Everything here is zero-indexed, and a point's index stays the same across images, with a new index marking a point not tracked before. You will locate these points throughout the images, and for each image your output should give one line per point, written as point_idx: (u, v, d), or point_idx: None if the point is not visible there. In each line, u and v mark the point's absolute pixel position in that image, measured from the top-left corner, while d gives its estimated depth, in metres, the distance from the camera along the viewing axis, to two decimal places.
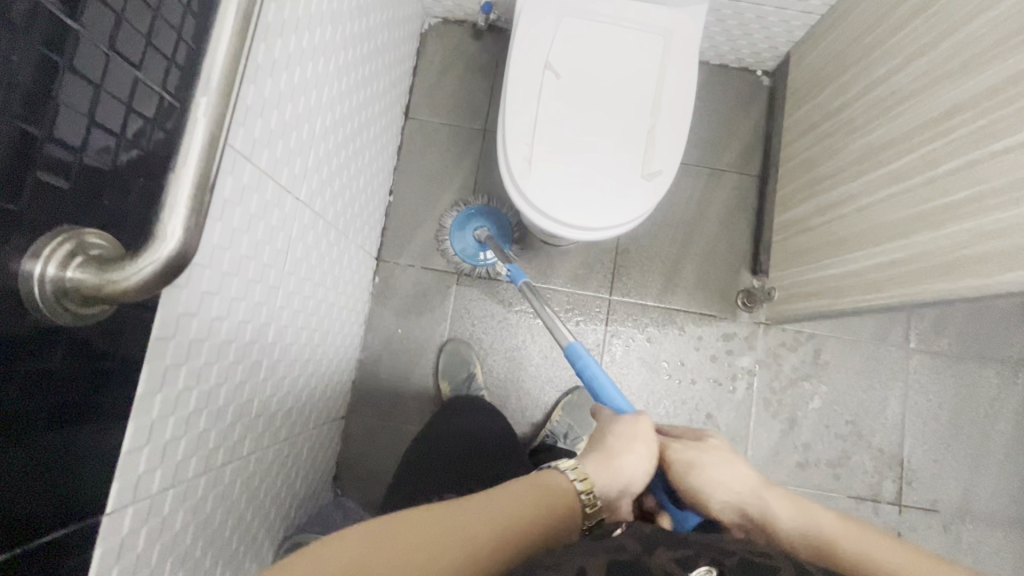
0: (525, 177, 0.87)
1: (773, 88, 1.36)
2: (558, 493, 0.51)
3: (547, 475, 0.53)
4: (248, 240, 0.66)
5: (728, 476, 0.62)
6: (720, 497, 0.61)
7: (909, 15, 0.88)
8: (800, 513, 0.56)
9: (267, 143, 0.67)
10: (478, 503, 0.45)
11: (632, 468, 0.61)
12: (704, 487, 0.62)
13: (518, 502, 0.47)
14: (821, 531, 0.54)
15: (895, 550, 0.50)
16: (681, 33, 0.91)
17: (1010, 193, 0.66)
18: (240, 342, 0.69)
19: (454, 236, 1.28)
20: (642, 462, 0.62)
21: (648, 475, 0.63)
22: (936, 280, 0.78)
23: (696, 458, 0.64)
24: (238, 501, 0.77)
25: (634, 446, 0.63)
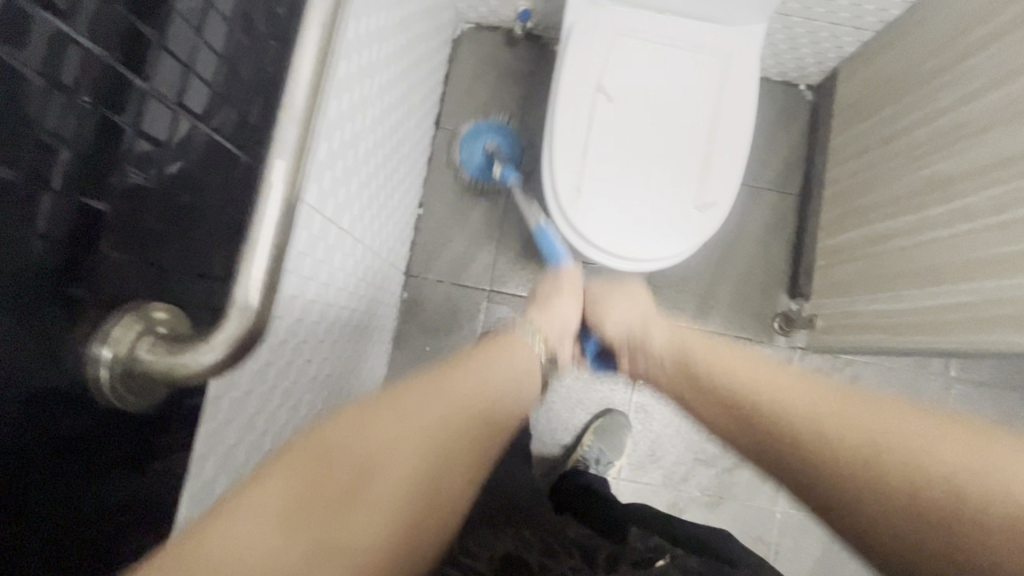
0: (574, 206, 0.83)
1: (817, 104, 1.31)
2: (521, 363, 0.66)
3: (510, 351, 0.66)
4: (294, 281, 0.63)
5: (625, 307, 0.84)
6: (614, 321, 0.82)
7: (983, 42, 0.83)
8: (670, 338, 0.76)
9: (315, 178, 0.64)
10: (458, 374, 0.55)
11: (560, 313, 0.81)
12: (604, 316, 0.84)
13: (504, 380, 0.60)
14: (699, 368, 0.68)
15: (768, 375, 0.62)
16: (739, 55, 0.87)
17: None
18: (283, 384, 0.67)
19: (464, 145, 1.27)
20: (568, 309, 0.82)
21: (571, 326, 0.83)
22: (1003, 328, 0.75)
23: (604, 301, 0.86)
24: None
25: (563, 299, 0.83)
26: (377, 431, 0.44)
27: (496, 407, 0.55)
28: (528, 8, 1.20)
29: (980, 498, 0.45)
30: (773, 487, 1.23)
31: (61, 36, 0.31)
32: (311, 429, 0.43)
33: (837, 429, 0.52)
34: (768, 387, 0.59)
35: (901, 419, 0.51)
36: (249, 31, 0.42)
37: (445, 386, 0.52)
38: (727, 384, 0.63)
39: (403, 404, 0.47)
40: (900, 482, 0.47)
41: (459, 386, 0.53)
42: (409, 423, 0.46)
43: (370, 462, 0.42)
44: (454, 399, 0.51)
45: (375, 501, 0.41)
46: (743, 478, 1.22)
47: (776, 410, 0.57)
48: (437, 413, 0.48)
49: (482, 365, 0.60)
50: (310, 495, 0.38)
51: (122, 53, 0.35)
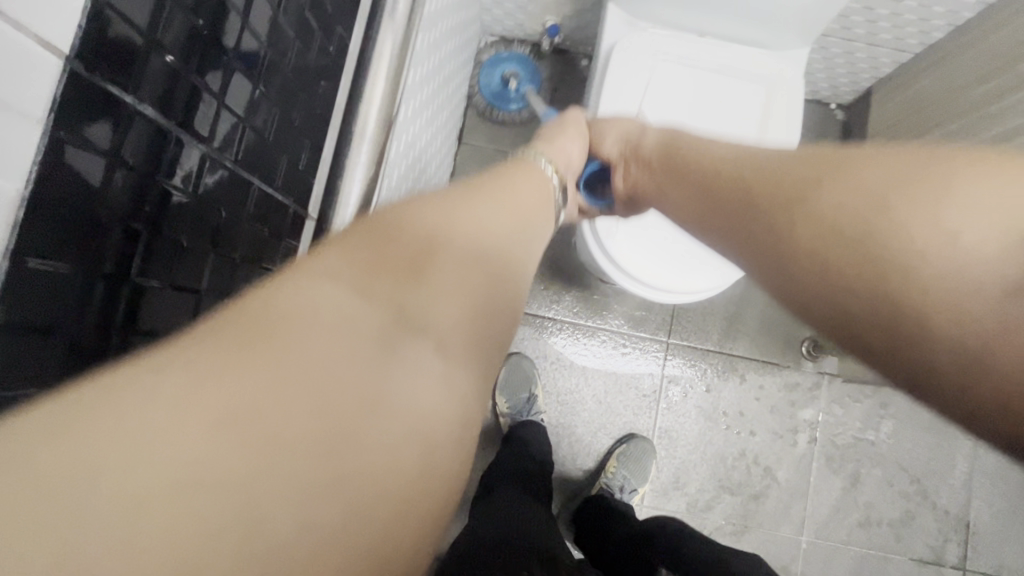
0: (609, 235, 0.84)
1: (849, 124, 1.28)
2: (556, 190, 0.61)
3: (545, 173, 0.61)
4: None
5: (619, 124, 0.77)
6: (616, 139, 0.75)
7: None
8: (665, 135, 0.70)
9: None
10: (507, 185, 0.52)
11: (569, 147, 0.71)
12: (601, 132, 0.76)
13: (535, 178, 0.57)
14: (688, 154, 0.66)
15: (782, 162, 0.57)
16: (785, 84, 0.83)
17: None
18: None
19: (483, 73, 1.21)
20: (575, 145, 0.72)
21: (578, 152, 0.73)
22: None
23: (603, 128, 0.77)
24: None
25: (568, 135, 0.72)
26: (440, 216, 0.41)
27: (533, 197, 0.53)
28: (556, 22, 1.16)
29: (953, 265, 0.44)
30: (800, 516, 1.20)
31: (139, 115, 0.31)
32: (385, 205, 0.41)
33: (824, 204, 0.51)
34: (769, 182, 0.56)
35: (944, 200, 0.46)
36: (285, 87, 0.43)
37: (502, 192, 0.49)
38: (730, 166, 0.60)
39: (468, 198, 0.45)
40: (898, 282, 0.45)
41: (515, 198, 0.50)
42: (458, 206, 0.43)
43: (433, 240, 0.39)
44: (510, 205, 0.48)
45: (445, 269, 0.38)
46: (769, 506, 1.20)
47: (766, 198, 0.55)
48: (490, 212, 0.45)
49: (521, 174, 0.56)
50: (381, 267, 0.36)
51: (188, 121, 0.35)
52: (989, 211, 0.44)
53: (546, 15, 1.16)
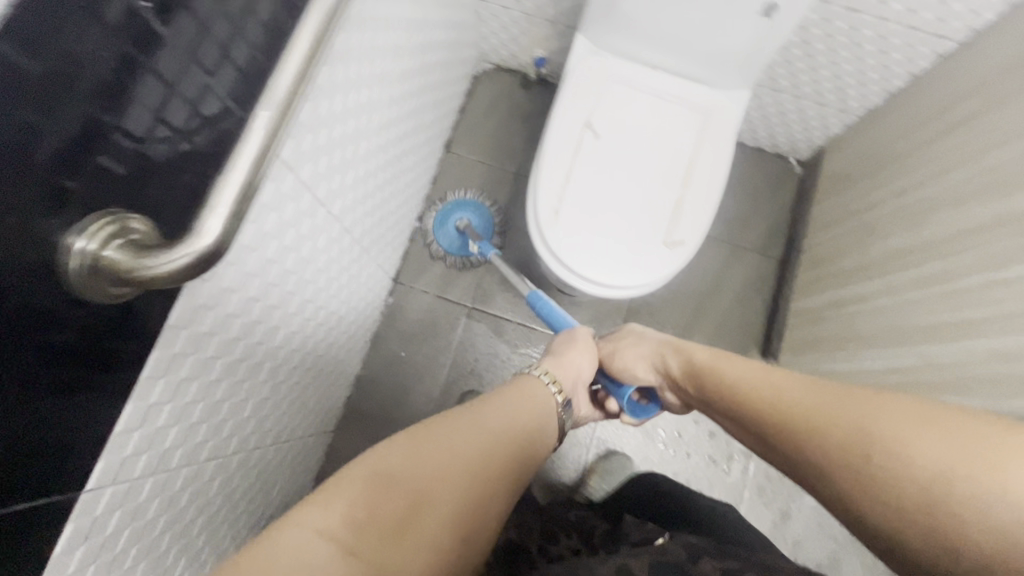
0: (549, 224, 0.90)
1: (804, 178, 1.38)
2: (537, 400, 0.70)
3: (526, 386, 0.72)
4: (275, 245, 0.69)
5: (640, 346, 0.82)
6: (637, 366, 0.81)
7: (949, 128, 0.90)
8: (682, 357, 0.75)
9: (311, 157, 0.71)
10: (488, 408, 0.62)
11: (576, 354, 0.82)
12: (625, 365, 0.82)
13: (517, 404, 0.66)
14: (703, 367, 0.70)
15: (753, 369, 0.64)
16: (720, 115, 0.94)
17: None
18: (248, 342, 0.71)
19: (437, 232, 1.30)
20: (583, 359, 0.81)
21: (590, 364, 0.83)
22: (933, 394, 0.76)
23: (614, 347, 0.85)
24: (212, 499, 0.76)
25: (573, 347, 0.83)
26: (430, 450, 0.49)
27: (517, 420, 0.63)
28: (543, 56, 1.31)
29: (982, 501, 0.41)
30: None
31: None
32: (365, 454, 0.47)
33: (848, 438, 0.50)
34: (755, 392, 0.62)
35: (907, 413, 0.48)
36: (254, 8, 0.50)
37: (482, 419, 0.59)
38: (732, 382, 0.65)
39: (456, 431, 0.54)
40: (885, 494, 0.46)
41: (492, 414, 0.61)
42: (455, 446, 0.52)
43: (425, 476, 0.47)
44: (492, 428, 0.58)
45: (429, 523, 0.45)
46: None
47: (747, 398, 0.62)
48: (471, 441, 0.54)
49: (510, 406, 0.65)
50: (381, 483, 0.44)
51: (154, 7, 0.41)
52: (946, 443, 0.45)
53: (534, 48, 1.31)
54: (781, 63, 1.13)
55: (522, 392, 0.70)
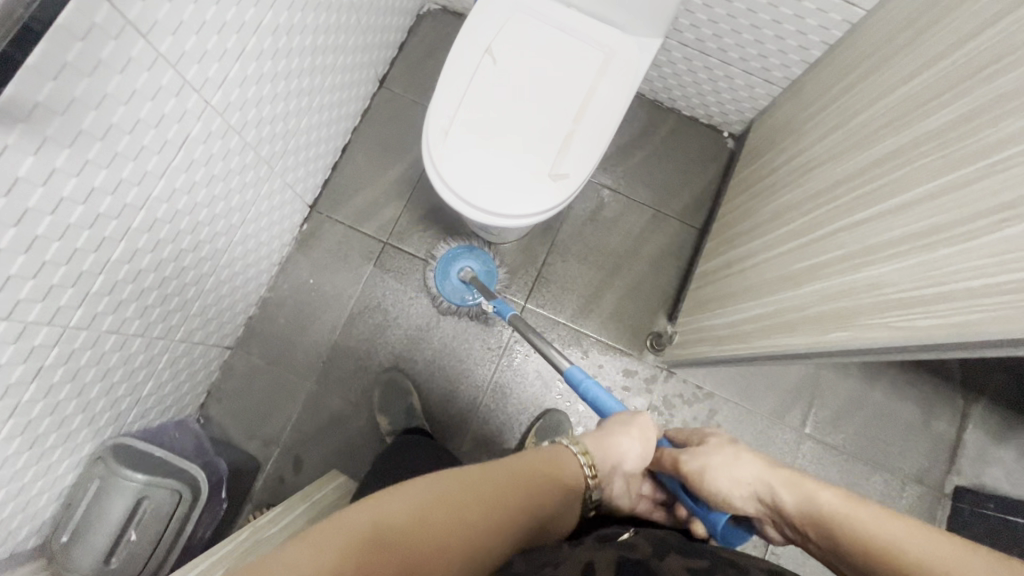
0: (437, 145, 0.88)
1: (734, 151, 1.39)
2: (568, 475, 0.61)
3: (561, 452, 0.63)
4: (123, 113, 0.67)
5: (735, 467, 0.65)
6: (733, 491, 0.64)
7: (847, 89, 0.91)
8: (803, 493, 0.59)
9: (173, 31, 0.68)
10: (524, 468, 0.58)
11: (629, 442, 0.68)
12: (718, 491, 0.64)
13: (557, 470, 0.60)
14: (832, 516, 0.56)
15: (884, 520, 0.53)
16: (623, 56, 0.94)
17: (872, 256, 0.66)
18: (92, 212, 0.69)
19: (441, 280, 1.25)
20: (633, 446, 0.67)
21: (643, 456, 0.69)
22: (781, 335, 0.79)
23: (702, 460, 0.67)
24: (54, 371, 0.75)
25: (626, 430, 0.69)
26: (434, 517, 0.49)
27: (553, 502, 0.58)
28: None
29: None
30: None
31: None
32: (382, 507, 0.48)
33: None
34: (888, 552, 0.50)
35: None
36: None
37: (509, 476, 0.56)
38: (859, 535, 0.53)
39: (470, 493, 0.52)
40: None
41: (521, 473, 0.57)
42: (460, 511, 0.50)
43: (416, 542, 0.47)
44: (515, 490, 0.55)
45: None
46: None
47: (876, 559, 0.51)
48: (478, 509, 0.52)
49: (550, 469, 0.60)
50: (371, 543, 0.45)
51: None
52: None
53: None
54: (708, 24, 1.13)
55: (562, 455, 0.63)
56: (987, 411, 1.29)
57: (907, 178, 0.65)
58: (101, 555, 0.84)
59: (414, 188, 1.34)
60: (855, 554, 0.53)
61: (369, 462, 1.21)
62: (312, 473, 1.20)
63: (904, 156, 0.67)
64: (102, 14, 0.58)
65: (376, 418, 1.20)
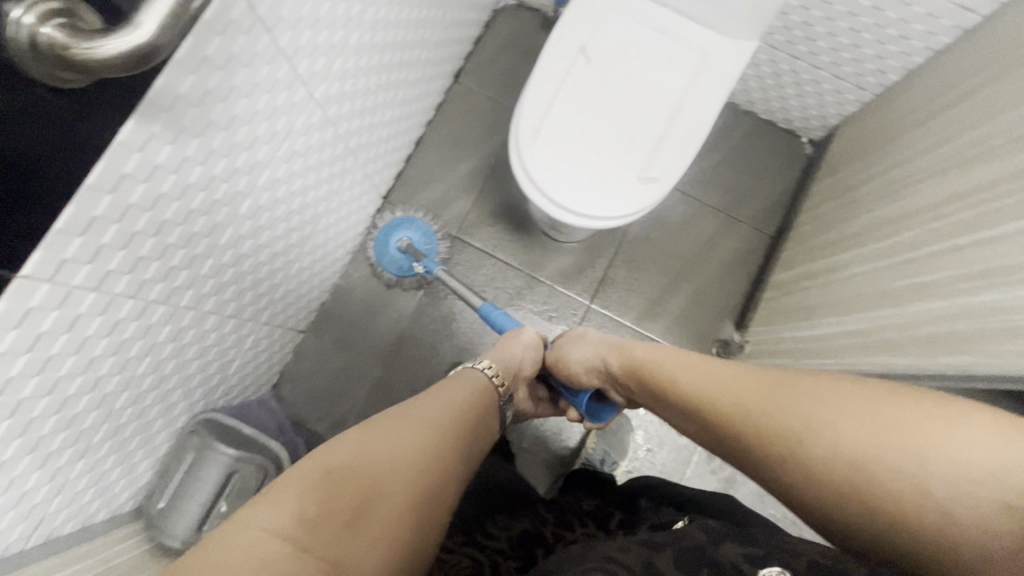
0: (527, 144, 0.89)
1: (813, 158, 1.34)
2: (477, 390, 0.71)
3: (465, 374, 0.74)
4: (243, 104, 0.70)
5: (580, 349, 0.83)
6: (580, 364, 0.81)
7: (959, 98, 0.87)
8: (654, 356, 0.69)
9: (292, 26, 0.71)
10: (435, 397, 0.66)
11: (521, 349, 0.84)
12: (569, 369, 0.83)
13: (464, 393, 0.69)
14: (669, 374, 0.66)
15: (714, 376, 0.61)
16: (720, 59, 0.92)
17: (994, 278, 0.63)
18: (207, 197, 0.73)
19: (378, 249, 1.24)
20: (526, 354, 0.84)
21: (533, 359, 0.86)
22: (879, 353, 0.76)
23: (559, 351, 0.86)
24: (162, 346, 0.79)
25: (518, 339, 0.86)
26: (383, 443, 0.53)
27: (471, 415, 0.67)
28: None
29: (942, 475, 0.43)
30: None
31: None
32: (323, 453, 0.50)
33: (824, 438, 0.49)
34: (731, 400, 0.57)
35: (886, 409, 0.48)
36: None
37: (428, 405, 0.63)
38: (702, 389, 0.61)
39: (402, 421, 0.58)
40: (900, 502, 0.44)
41: (436, 402, 0.64)
42: (403, 435, 0.55)
43: (373, 468, 0.50)
44: (438, 413, 0.62)
45: (381, 510, 0.48)
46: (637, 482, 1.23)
47: (723, 406, 0.58)
48: (416, 429, 0.57)
49: (458, 395, 0.68)
50: (332, 478, 0.47)
51: None
52: (948, 436, 0.44)
53: None
54: (801, 26, 1.09)
55: (468, 383, 0.72)
56: None
57: None
58: (196, 522, 0.87)
59: (484, 184, 1.35)
60: (692, 400, 0.62)
61: None
62: None
63: None
64: (238, 10, 0.60)
65: None
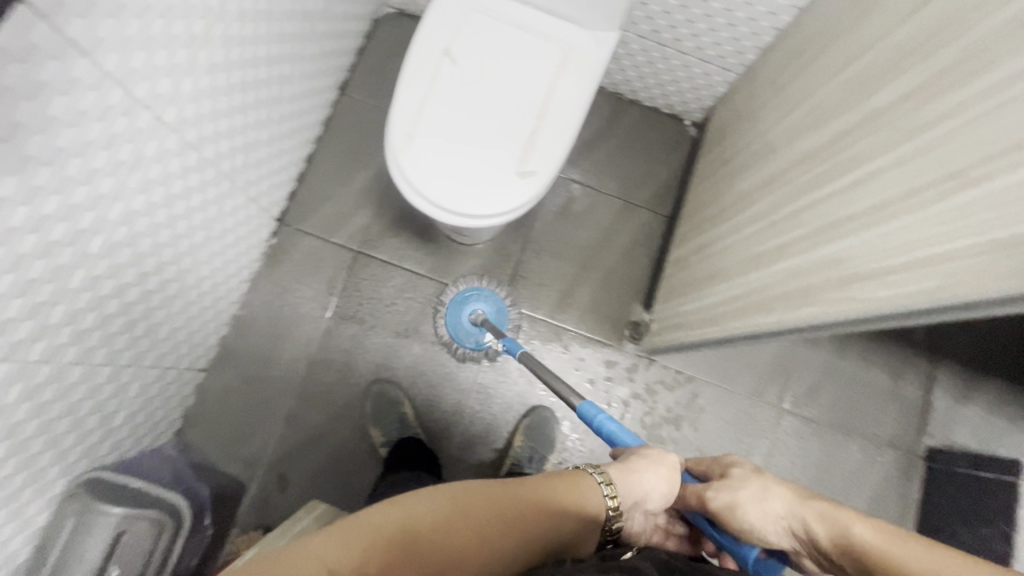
0: (403, 149, 0.88)
1: (696, 139, 1.42)
2: (594, 505, 0.55)
3: (625, 472, 0.60)
4: (70, 135, 0.64)
5: (757, 502, 0.61)
6: (754, 520, 0.60)
7: (800, 71, 0.94)
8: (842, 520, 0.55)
9: (118, 48, 0.66)
10: (566, 487, 0.55)
11: (652, 481, 0.60)
12: (743, 530, 0.61)
13: (585, 499, 0.55)
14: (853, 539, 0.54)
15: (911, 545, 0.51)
16: (582, 50, 0.94)
17: (832, 231, 0.68)
18: (44, 240, 0.66)
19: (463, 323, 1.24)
20: (659, 487, 0.61)
21: (668, 494, 0.62)
22: (752, 315, 0.81)
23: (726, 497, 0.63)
24: (15, 408, 0.71)
25: (655, 467, 0.62)
26: (462, 526, 0.48)
27: (579, 528, 0.54)
28: None
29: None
30: None
31: None
32: (415, 507, 0.48)
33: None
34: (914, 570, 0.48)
35: None
36: None
37: (548, 488, 0.54)
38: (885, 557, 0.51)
39: (504, 504, 0.51)
40: None
41: (559, 492, 0.54)
42: (488, 522, 0.49)
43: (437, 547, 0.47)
44: (547, 505, 0.53)
45: None
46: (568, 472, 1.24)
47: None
48: (503, 521, 0.50)
49: (590, 494, 0.56)
50: (398, 547, 0.45)
51: None
52: None
53: None
54: (663, 15, 1.15)
55: (621, 475, 0.59)
56: (951, 372, 1.34)
57: (861, 153, 0.68)
58: None
59: (382, 195, 1.33)
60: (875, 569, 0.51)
61: (357, 474, 1.19)
62: (298, 491, 1.17)
63: (861, 131, 0.69)
64: (40, 34, 0.55)
65: (368, 428, 1.19)
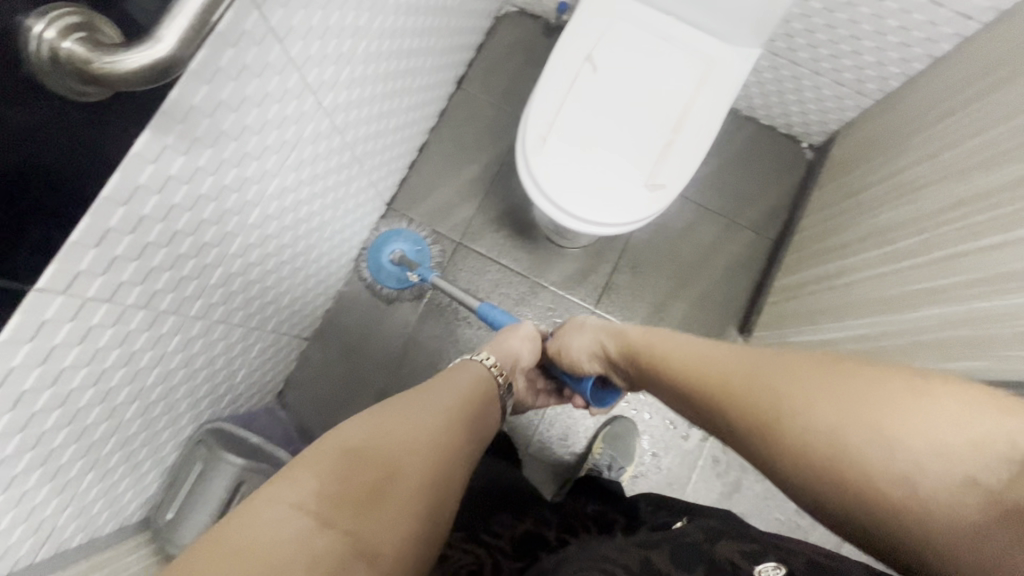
0: (535, 150, 0.89)
1: (813, 163, 1.36)
2: (480, 372, 0.72)
3: (470, 363, 0.73)
4: (256, 114, 0.70)
5: (579, 337, 0.80)
6: (579, 353, 0.79)
7: (961, 105, 0.88)
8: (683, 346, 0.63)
9: (303, 36, 0.71)
10: (451, 381, 0.67)
11: (520, 342, 0.82)
12: (572, 360, 0.81)
13: (473, 384, 0.69)
14: (663, 356, 0.63)
15: (724, 353, 0.57)
16: (726, 66, 0.93)
17: (1002, 283, 0.63)
18: (219, 207, 0.73)
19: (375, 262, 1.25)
20: (524, 347, 0.82)
21: (535, 351, 0.85)
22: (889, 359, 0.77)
23: (560, 342, 0.83)
24: (170, 356, 0.78)
25: (519, 334, 0.83)
26: (399, 424, 0.54)
27: (480, 399, 0.67)
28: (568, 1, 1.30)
29: (915, 465, 0.40)
30: None
31: None
32: (344, 429, 0.52)
33: (804, 416, 0.46)
34: (723, 375, 0.55)
35: (888, 395, 0.43)
36: None
37: (445, 386, 0.65)
38: (708, 369, 0.57)
39: (422, 405, 0.59)
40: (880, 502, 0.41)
41: (451, 386, 0.66)
42: (420, 417, 0.57)
43: (390, 446, 0.51)
44: (448, 392, 0.64)
45: (401, 487, 0.49)
46: (643, 487, 1.23)
47: (723, 384, 0.54)
48: (426, 410, 0.58)
49: (475, 382, 0.69)
50: (355, 453, 0.49)
51: None
52: (956, 436, 0.39)
53: None
54: (803, 33, 1.11)
55: (475, 368, 0.72)
56: None
57: None
58: None
59: (488, 189, 1.35)
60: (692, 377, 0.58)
61: None
62: None
63: None
64: (252, 21, 0.60)
65: None
